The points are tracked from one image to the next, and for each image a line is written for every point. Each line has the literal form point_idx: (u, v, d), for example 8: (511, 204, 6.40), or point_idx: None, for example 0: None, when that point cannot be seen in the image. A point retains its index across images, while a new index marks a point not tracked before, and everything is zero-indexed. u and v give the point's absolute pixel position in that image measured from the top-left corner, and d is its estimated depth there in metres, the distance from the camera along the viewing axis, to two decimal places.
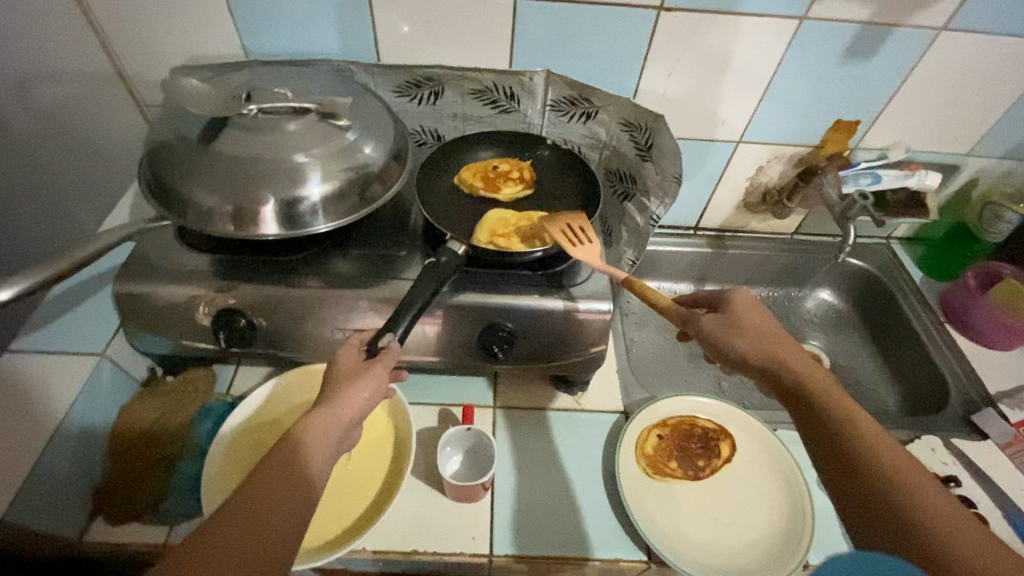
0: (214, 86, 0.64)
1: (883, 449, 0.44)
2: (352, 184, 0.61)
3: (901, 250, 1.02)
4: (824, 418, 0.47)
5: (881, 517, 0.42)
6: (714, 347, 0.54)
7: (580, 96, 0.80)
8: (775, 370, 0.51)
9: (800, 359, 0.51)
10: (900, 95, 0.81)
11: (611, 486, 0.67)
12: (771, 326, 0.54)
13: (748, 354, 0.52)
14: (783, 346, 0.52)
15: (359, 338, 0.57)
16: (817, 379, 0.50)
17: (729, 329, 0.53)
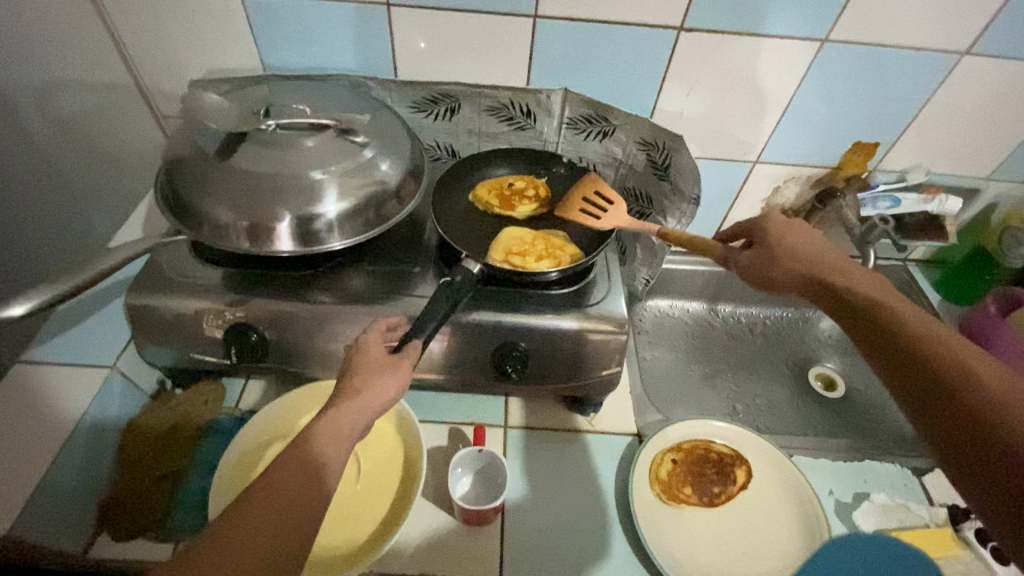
0: (233, 101, 0.64)
1: (904, 307, 0.44)
2: (369, 201, 0.60)
3: (918, 273, 1.01)
4: (847, 295, 0.48)
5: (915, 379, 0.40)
6: (760, 278, 0.57)
7: (598, 114, 0.79)
8: (807, 266, 0.54)
9: (833, 260, 0.54)
10: (921, 119, 0.81)
11: (624, 511, 0.66)
12: (808, 243, 0.56)
13: (785, 262, 0.55)
14: (820, 252, 0.55)
15: (383, 321, 0.59)
16: (845, 271, 0.52)
17: (773, 245, 0.57)
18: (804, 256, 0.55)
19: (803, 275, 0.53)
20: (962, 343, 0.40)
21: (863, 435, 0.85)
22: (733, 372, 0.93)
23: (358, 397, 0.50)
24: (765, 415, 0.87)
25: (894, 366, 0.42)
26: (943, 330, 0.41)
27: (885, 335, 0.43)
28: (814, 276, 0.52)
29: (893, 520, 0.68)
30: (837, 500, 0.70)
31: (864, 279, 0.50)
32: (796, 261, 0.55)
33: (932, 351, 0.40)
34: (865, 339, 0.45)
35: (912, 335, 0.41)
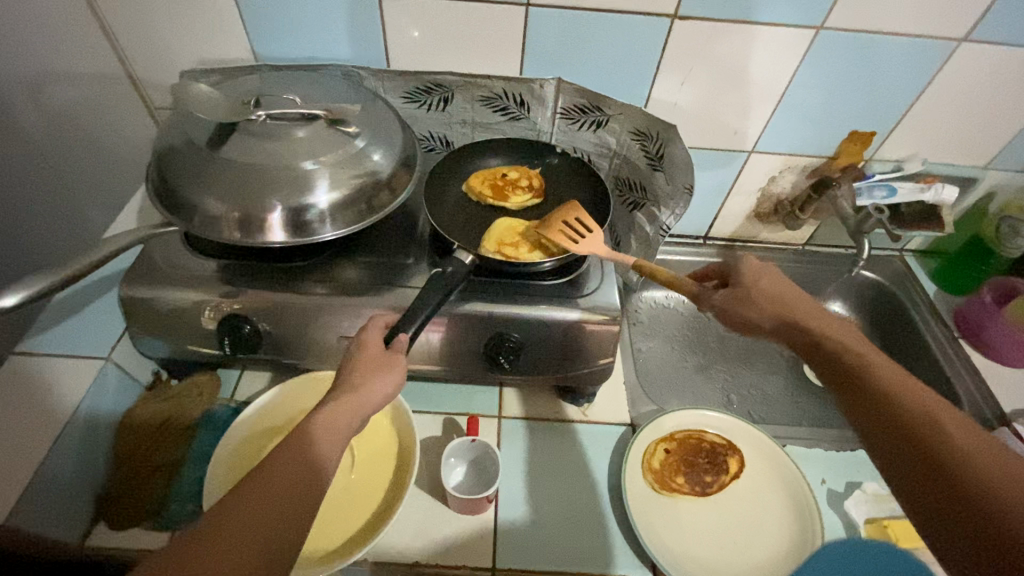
0: (222, 92, 0.64)
1: (908, 388, 0.42)
2: (360, 192, 0.60)
3: (914, 263, 1.01)
4: (841, 363, 0.46)
5: (898, 444, 0.40)
6: (733, 320, 0.55)
7: (591, 103, 0.78)
8: (787, 318, 0.51)
9: (820, 312, 0.51)
10: (916, 109, 0.80)
11: (617, 500, 0.66)
12: (779, 279, 0.54)
13: (766, 313, 0.52)
14: (802, 301, 0.52)
15: (386, 316, 0.60)
16: (835, 328, 0.49)
17: (748, 290, 0.54)
18: (784, 303, 0.52)
19: (773, 318, 0.52)
20: (935, 402, 0.41)
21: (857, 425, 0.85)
22: (728, 363, 0.93)
23: (356, 390, 0.50)
24: (760, 405, 0.87)
25: (877, 428, 0.42)
26: (951, 417, 0.39)
27: (891, 423, 0.41)
28: (802, 338, 0.50)
29: (886, 509, 0.68)
30: (829, 489, 0.70)
31: (855, 341, 0.47)
32: (778, 310, 0.52)
33: (939, 443, 0.38)
34: (866, 416, 0.43)
35: (920, 423, 0.40)
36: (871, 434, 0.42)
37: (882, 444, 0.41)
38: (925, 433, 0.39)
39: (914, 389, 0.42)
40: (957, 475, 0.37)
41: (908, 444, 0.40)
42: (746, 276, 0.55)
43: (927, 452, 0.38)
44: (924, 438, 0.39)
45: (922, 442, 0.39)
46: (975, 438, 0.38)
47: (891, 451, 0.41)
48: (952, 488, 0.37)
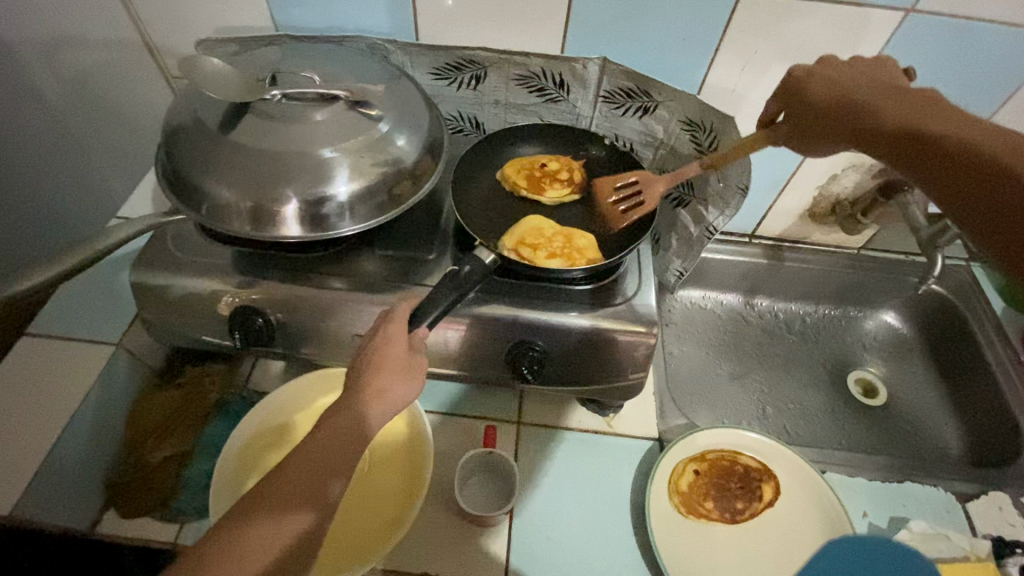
0: (237, 66, 0.59)
1: (955, 123, 0.44)
2: (382, 181, 0.55)
3: (982, 275, 0.88)
4: (887, 128, 0.47)
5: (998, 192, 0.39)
6: (800, 138, 0.55)
7: (639, 88, 0.71)
8: (838, 106, 0.52)
9: (874, 85, 0.51)
10: (1008, 106, 0.72)
11: (639, 520, 0.63)
12: (833, 77, 0.54)
13: (822, 108, 0.53)
14: (855, 81, 0.52)
15: (408, 301, 0.54)
16: (885, 94, 0.49)
17: (801, 93, 0.55)
18: (840, 91, 0.52)
19: (839, 112, 0.51)
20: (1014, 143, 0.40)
21: (901, 450, 0.80)
22: (765, 372, 0.87)
23: (381, 395, 0.46)
24: (797, 421, 0.82)
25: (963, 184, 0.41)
26: (993, 135, 0.42)
27: (935, 161, 0.43)
28: (848, 116, 0.51)
29: (930, 550, 0.63)
30: (870, 523, 0.65)
31: (909, 104, 0.47)
32: (833, 98, 0.52)
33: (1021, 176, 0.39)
34: (952, 178, 0.42)
35: (961, 157, 0.42)
36: (959, 193, 0.42)
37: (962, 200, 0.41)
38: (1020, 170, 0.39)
39: (963, 125, 0.44)
40: None
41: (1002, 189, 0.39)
42: (797, 79, 0.56)
43: (973, 178, 0.41)
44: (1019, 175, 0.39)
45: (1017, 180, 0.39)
46: None
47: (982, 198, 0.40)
48: (991, 205, 0.40)
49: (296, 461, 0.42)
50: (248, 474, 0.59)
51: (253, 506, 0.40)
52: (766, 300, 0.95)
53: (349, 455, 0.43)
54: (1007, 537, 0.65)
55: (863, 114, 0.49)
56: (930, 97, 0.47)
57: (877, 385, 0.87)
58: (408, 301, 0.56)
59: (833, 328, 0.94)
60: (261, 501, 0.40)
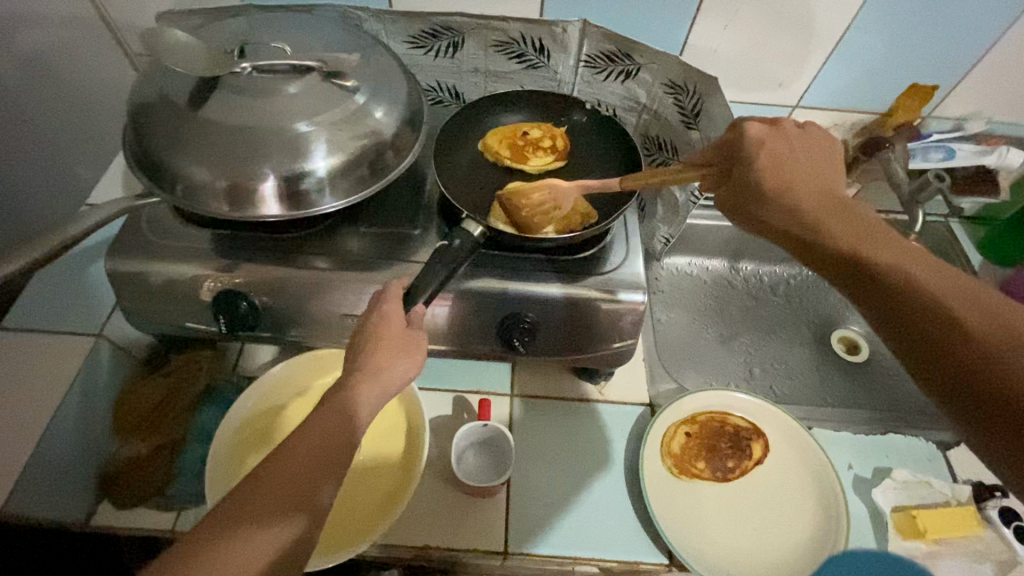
0: (201, 38, 0.56)
1: (888, 246, 0.40)
2: (363, 155, 0.54)
3: (959, 229, 0.91)
4: (829, 246, 0.43)
5: (909, 316, 0.37)
6: (736, 214, 0.50)
7: (620, 51, 0.69)
8: (782, 193, 0.46)
9: (819, 188, 0.46)
10: (986, 60, 0.72)
11: (635, 483, 0.64)
12: (770, 148, 0.49)
13: (768, 202, 0.47)
14: (798, 163, 0.48)
15: (399, 280, 0.54)
16: (827, 206, 0.45)
17: (746, 169, 0.49)
18: (784, 185, 0.46)
19: (778, 202, 0.46)
20: (919, 265, 0.38)
21: (885, 403, 0.82)
22: (752, 335, 0.88)
23: (374, 375, 0.46)
24: (783, 380, 0.83)
25: (881, 308, 0.39)
26: (934, 271, 0.38)
27: (880, 291, 0.39)
28: (784, 215, 0.46)
29: (913, 497, 0.65)
30: (855, 474, 0.67)
31: (844, 222, 0.43)
32: (774, 190, 0.47)
33: (945, 323, 0.35)
34: (878, 308, 0.39)
35: (906, 295, 0.37)
36: (875, 315, 0.39)
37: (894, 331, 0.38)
38: (920, 299, 0.37)
39: (867, 236, 0.42)
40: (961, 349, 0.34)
41: (918, 324, 0.36)
42: (747, 147, 0.49)
43: (922, 323, 0.36)
44: (922, 306, 0.37)
45: (936, 317, 0.36)
46: (963, 291, 0.36)
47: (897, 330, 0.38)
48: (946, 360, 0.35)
49: (288, 448, 0.41)
50: (244, 458, 0.58)
51: (245, 500, 0.39)
52: (751, 263, 0.96)
53: (342, 452, 0.42)
54: (987, 482, 0.68)
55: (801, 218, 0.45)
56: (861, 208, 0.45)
57: (859, 343, 0.89)
58: (395, 280, 0.55)
59: (817, 288, 0.95)
60: (253, 500, 0.39)
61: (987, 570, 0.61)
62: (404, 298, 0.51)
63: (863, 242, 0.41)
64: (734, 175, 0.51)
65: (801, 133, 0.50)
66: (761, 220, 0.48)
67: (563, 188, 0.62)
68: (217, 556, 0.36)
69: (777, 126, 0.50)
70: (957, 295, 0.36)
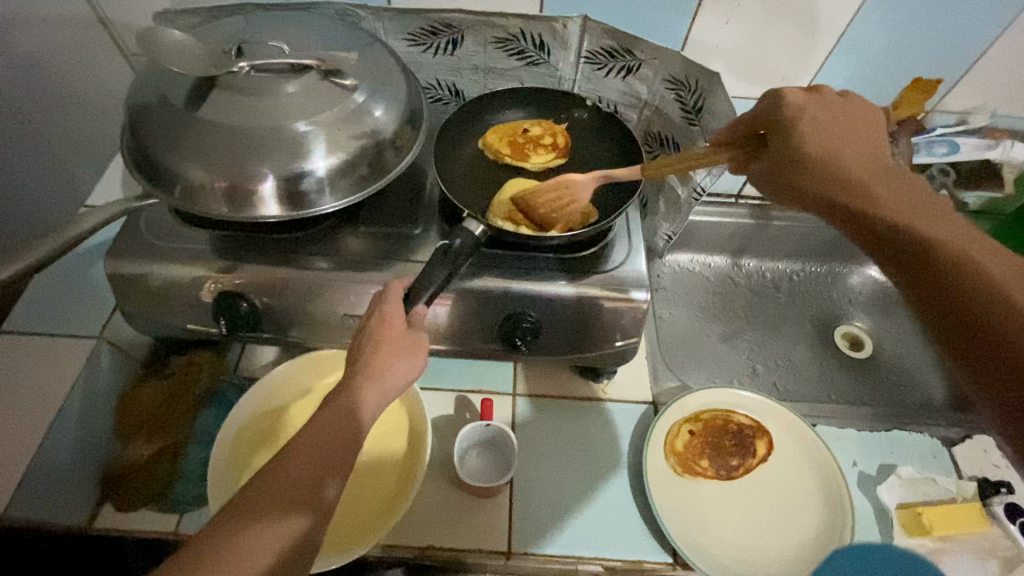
0: (198, 37, 0.56)
1: (936, 219, 0.39)
2: (362, 154, 0.53)
3: None
4: (874, 212, 0.41)
5: (955, 289, 0.35)
6: (774, 183, 0.49)
7: (621, 47, 0.69)
8: (827, 159, 0.45)
9: (868, 160, 0.45)
10: (992, 53, 0.71)
11: (638, 482, 0.64)
12: (819, 121, 0.48)
13: (810, 164, 0.46)
14: (848, 136, 0.47)
15: (400, 280, 0.53)
16: (875, 177, 0.44)
17: (792, 136, 0.48)
18: (832, 150, 0.45)
19: (824, 169, 0.45)
20: (974, 241, 0.36)
21: (889, 400, 0.81)
22: (755, 331, 0.88)
23: (376, 377, 0.45)
24: (787, 376, 0.83)
25: (921, 278, 0.37)
26: (992, 252, 0.36)
27: (926, 261, 0.36)
28: (830, 181, 0.44)
29: (918, 494, 0.65)
30: (860, 472, 0.67)
31: (891, 192, 0.42)
32: (818, 155, 0.46)
33: (993, 296, 0.33)
34: (916, 279, 0.37)
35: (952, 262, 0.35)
36: (913, 286, 0.37)
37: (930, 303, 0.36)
38: (968, 271, 0.35)
39: (917, 207, 0.40)
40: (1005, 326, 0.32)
41: (961, 297, 0.34)
42: (792, 113, 0.49)
43: (966, 295, 0.34)
44: (970, 279, 0.34)
45: (981, 291, 0.34)
46: (1016, 270, 0.34)
47: (933, 303, 0.36)
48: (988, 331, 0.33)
49: (290, 451, 0.41)
50: (245, 459, 0.58)
51: (247, 503, 0.39)
52: (754, 260, 0.95)
53: (342, 455, 0.42)
54: (992, 478, 0.67)
55: (845, 185, 0.43)
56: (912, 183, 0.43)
57: (863, 339, 0.89)
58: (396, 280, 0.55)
59: (819, 284, 0.94)
60: (254, 502, 0.39)
61: (992, 568, 0.61)
62: (408, 294, 0.51)
63: (914, 213, 0.39)
64: (774, 142, 0.50)
65: (847, 104, 0.49)
66: (801, 188, 0.46)
67: (579, 181, 0.61)
68: (217, 558, 0.36)
69: (824, 96, 0.50)
70: (1012, 273, 0.34)
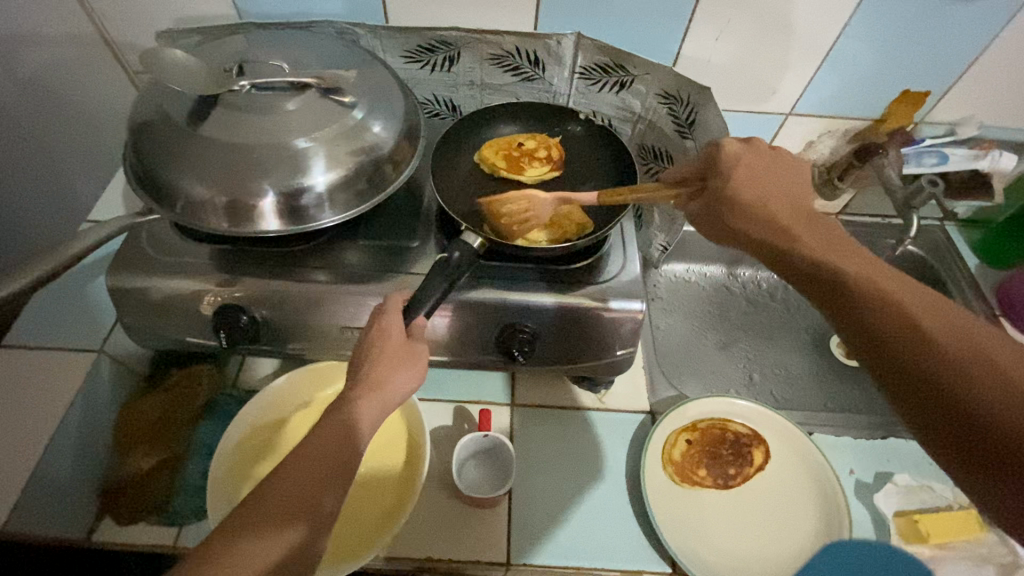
0: (201, 56, 0.57)
1: (852, 259, 0.41)
2: (361, 169, 0.54)
3: (955, 233, 0.91)
4: (796, 256, 0.43)
5: (874, 329, 0.38)
6: (708, 227, 0.51)
7: (614, 62, 0.70)
8: (757, 208, 0.47)
9: (787, 201, 0.47)
10: (977, 66, 0.73)
11: (636, 492, 0.64)
12: (747, 166, 0.49)
13: (739, 214, 0.48)
14: (771, 180, 0.48)
15: (400, 293, 0.54)
16: (795, 220, 0.46)
17: (722, 184, 0.49)
18: (760, 198, 0.47)
19: (753, 218, 0.47)
20: (877, 274, 0.40)
21: (885, 408, 0.81)
22: (751, 340, 0.89)
23: (377, 387, 0.46)
24: (783, 385, 0.84)
25: (845, 320, 0.40)
26: (903, 288, 0.39)
27: (851, 307, 0.39)
28: (761, 229, 0.46)
29: (915, 501, 0.65)
30: (857, 479, 0.67)
31: (816, 236, 0.44)
32: (749, 205, 0.47)
33: (907, 335, 0.36)
34: (842, 320, 0.40)
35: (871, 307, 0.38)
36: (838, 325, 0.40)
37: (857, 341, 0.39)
38: (883, 313, 0.38)
39: (829, 248, 0.43)
40: (923, 363, 0.36)
41: (881, 336, 0.37)
42: (727, 162, 0.49)
43: (884, 337, 0.37)
44: (887, 321, 0.37)
45: (898, 332, 0.37)
46: (925, 302, 0.38)
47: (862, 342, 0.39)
48: (910, 369, 0.36)
49: (290, 462, 0.42)
50: (245, 472, 0.58)
51: (247, 515, 0.39)
52: (749, 269, 0.96)
53: (340, 464, 0.42)
54: None
55: (775, 232, 0.45)
56: (825, 220, 0.46)
57: None
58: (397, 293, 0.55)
59: None
60: (255, 514, 0.39)
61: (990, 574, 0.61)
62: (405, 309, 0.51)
63: (833, 254, 0.42)
64: (705, 191, 0.51)
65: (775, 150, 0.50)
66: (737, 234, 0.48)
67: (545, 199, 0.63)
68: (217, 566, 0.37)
69: (752, 144, 0.50)
70: (920, 306, 0.37)
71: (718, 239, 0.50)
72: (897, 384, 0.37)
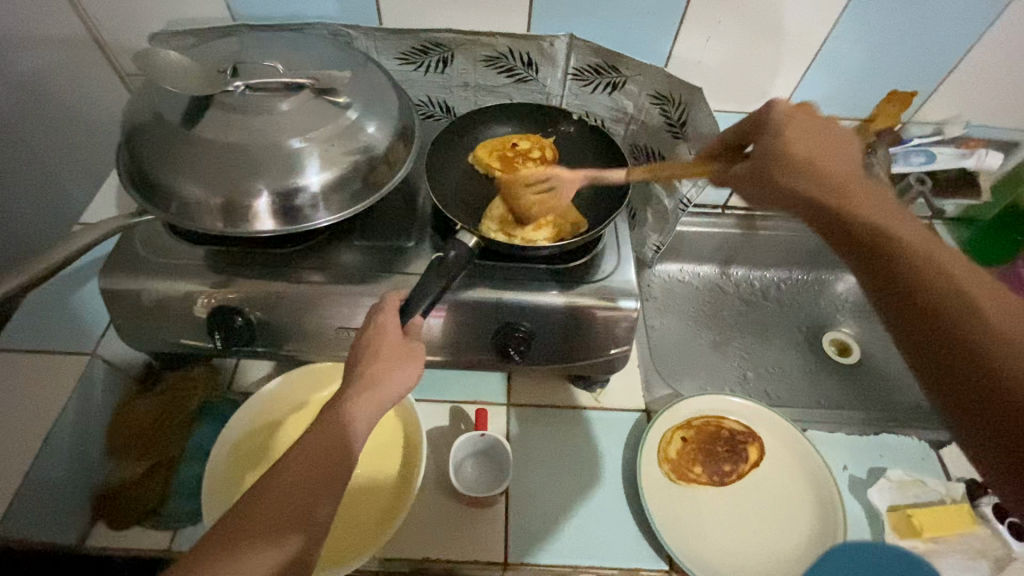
0: (195, 58, 0.58)
1: (905, 224, 0.40)
2: (355, 169, 0.54)
3: (944, 230, 0.92)
4: (849, 212, 0.42)
5: (919, 292, 0.36)
6: (752, 185, 0.49)
7: (607, 63, 0.71)
8: (813, 164, 0.46)
9: (844, 166, 0.46)
10: (962, 66, 0.74)
11: (633, 490, 0.64)
12: (809, 130, 0.48)
13: (793, 170, 0.46)
14: (830, 144, 0.47)
15: (395, 293, 0.54)
16: (851, 182, 0.44)
17: (778, 142, 0.48)
18: (817, 157, 0.46)
19: (805, 176, 0.45)
20: (931, 242, 0.38)
21: (878, 405, 0.82)
22: (745, 339, 0.89)
23: (373, 386, 0.46)
24: (777, 383, 0.84)
25: (888, 279, 0.38)
26: (953, 258, 0.37)
27: (900, 266, 0.37)
28: (812, 184, 0.45)
29: (908, 496, 0.66)
30: (851, 475, 0.68)
31: (869, 198, 0.43)
32: (804, 161, 0.46)
33: (953, 301, 0.35)
34: (885, 280, 0.38)
35: (915, 264, 0.37)
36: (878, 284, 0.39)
37: (896, 301, 0.37)
38: (931, 278, 0.36)
39: (883, 210, 0.41)
40: (964, 332, 0.34)
41: (927, 300, 0.36)
42: (780, 121, 0.48)
43: (932, 298, 0.36)
44: (933, 284, 0.36)
45: (945, 298, 0.35)
46: (973, 276, 0.36)
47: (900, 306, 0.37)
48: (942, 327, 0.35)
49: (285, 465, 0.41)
50: (240, 475, 0.58)
51: (241, 520, 0.39)
52: (742, 269, 0.97)
53: (335, 466, 0.42)
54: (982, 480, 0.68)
55: (826, 189, 0.44)
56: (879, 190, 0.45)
57: (850, 346, 0.90)
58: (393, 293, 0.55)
59: (806, 292, 0.96)
60: (248, 521, 0.39)
61: (984, 567, 0.62)
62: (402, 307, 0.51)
63: (889, 217, 0.40)
64: (757, 149, 0.49)
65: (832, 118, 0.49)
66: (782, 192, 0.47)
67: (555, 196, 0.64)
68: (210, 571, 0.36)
69: (809, 111, 0.49)
70: (969, 277, 0.36)
71: (761, 197, 0.49)
72: (934, 348, 0.35)
